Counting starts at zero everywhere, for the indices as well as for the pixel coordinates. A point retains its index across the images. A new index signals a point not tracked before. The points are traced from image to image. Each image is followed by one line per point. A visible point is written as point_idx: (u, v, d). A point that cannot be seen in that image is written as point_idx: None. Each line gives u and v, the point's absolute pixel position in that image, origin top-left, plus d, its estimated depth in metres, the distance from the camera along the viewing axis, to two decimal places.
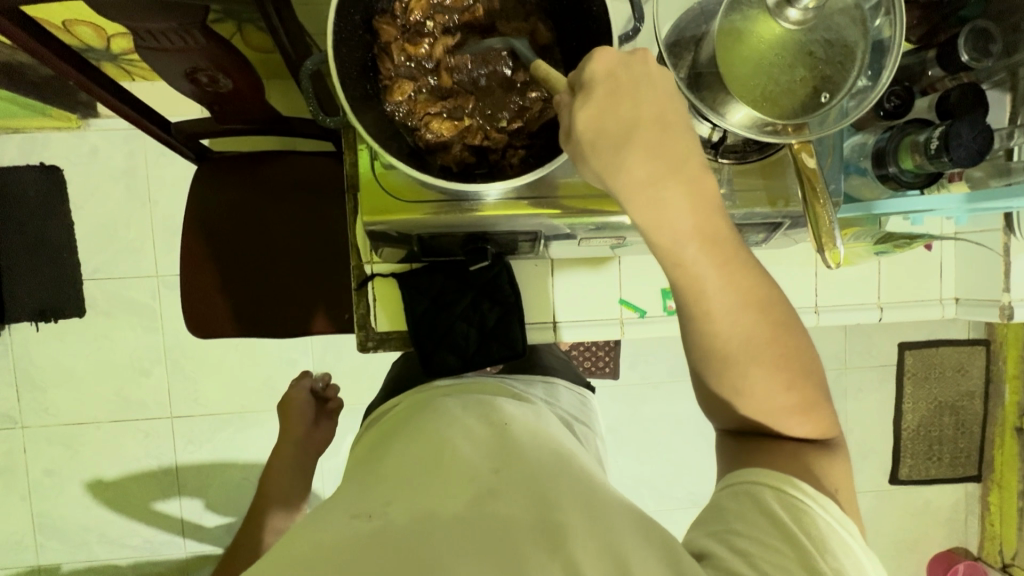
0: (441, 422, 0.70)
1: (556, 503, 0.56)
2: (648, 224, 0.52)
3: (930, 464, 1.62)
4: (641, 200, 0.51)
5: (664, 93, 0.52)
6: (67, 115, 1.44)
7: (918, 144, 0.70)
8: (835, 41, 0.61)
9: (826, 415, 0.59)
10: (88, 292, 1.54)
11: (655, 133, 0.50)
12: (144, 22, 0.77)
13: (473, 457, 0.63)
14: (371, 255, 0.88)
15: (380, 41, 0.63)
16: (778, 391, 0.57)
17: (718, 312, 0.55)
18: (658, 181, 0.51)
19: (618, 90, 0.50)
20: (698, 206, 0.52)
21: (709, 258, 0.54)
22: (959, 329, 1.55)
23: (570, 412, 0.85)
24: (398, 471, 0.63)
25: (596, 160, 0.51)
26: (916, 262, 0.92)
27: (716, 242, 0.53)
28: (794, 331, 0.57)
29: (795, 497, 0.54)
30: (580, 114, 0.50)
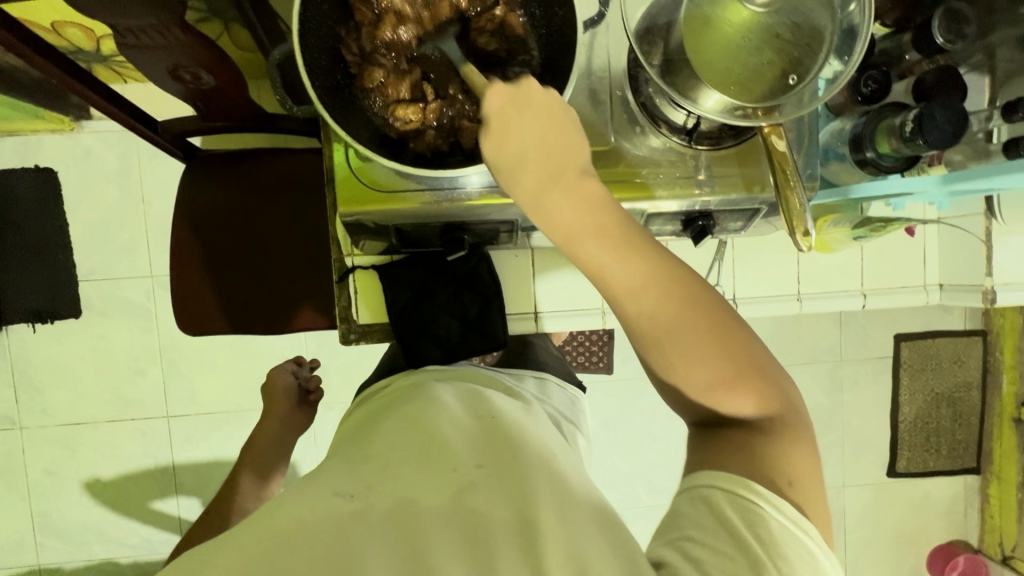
0: (428, 407, 0.70)
1: (536, 501, 0.56)
2: (543, 224, 0.58)
3: (928, 456, 1.61)
4: (536, 209, 0.57)
5: (550, 114, 0.57)
6: (60, 118, 1.46)
7: (893, 128, 0.71)
8: (804, 24, 0.61)
9: (771, 393, 0.56)
10: (83, 293, 1.56)
11: (542, 153, 0.56)
12: (125, 19, 0.78)
13: (459, 447, 0.63)
14: (352, 248, 0.88)
15: (348, 24, 0.62)
16: (716, 382, 0.55)
17: (629, 303, 0.56)
18: (543, 193, 0.57)
19: (506, 119, 0.55)
20: (579, 204, 0.57)
21: (611, 248, 0.56)
22: (955, 320, 1.54)
23: (558, 408, 0.84)
24: (383, 453, 0.63)
25: (503, 176, 0.58)
26: (899, 248, 0.92)
27: (613, 233, 0.56)
28: (733, 329, 0.56)
29: (748, 500, 0.51)
30: (484, 143, 0.57)
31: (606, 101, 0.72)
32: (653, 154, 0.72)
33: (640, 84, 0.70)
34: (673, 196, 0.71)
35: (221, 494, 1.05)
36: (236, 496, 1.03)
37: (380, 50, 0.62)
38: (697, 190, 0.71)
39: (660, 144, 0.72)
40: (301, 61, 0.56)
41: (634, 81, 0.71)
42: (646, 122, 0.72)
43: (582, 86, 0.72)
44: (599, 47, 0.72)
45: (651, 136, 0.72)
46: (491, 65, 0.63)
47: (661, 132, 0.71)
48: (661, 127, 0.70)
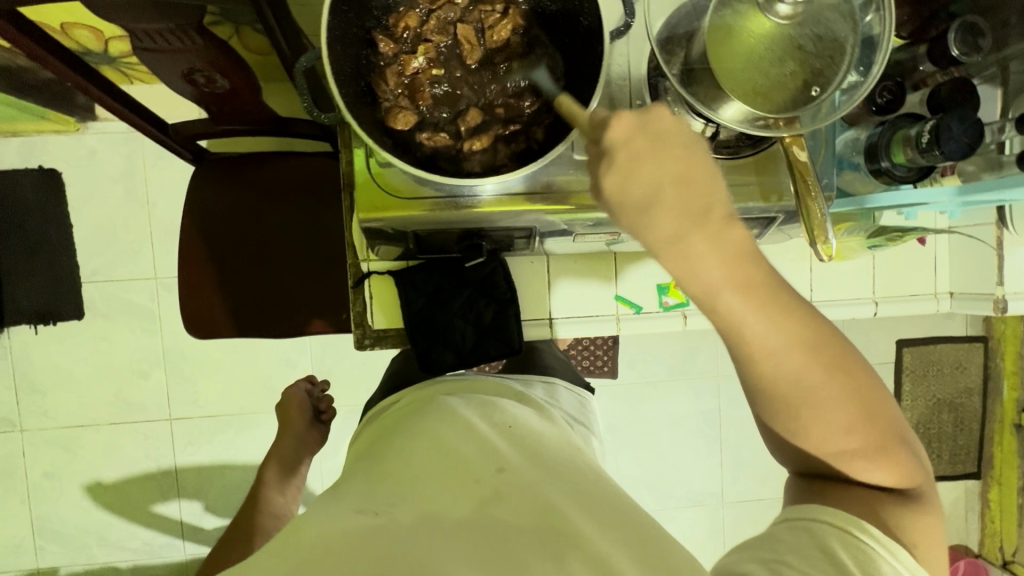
0: (443, 419, 0.71)
1: (560, 507, 0.57)
2: (682, 276, 0.49)
3: (930, 462, 1.62)
4: (671, 257, 0.48)
5: (687, 150, 0.48)
6: (65, 119, 1.45)
7: (909, 138, 0.71)
8: (824, 36, 0.61)
9: (907, 464, 0.54)
10: (87, 295, 1.54)
11: (682, 199, 0.47)
12: (142, 22, 0.78)
13: (478, 456, 0.63)
14: (367, 254, 0.88)
15: (376, 51, 0.63)
16: (843, 440, 0.52)
17: (774, 372, 0.50)
18: (684, 240, 0.47)
19: (637, 155, 0.47)
20: (730, 260, 0.48)
21: (758, 318, 0.49)
22: (958, 326, 1.55)
23: (570, 412, 0.84)
24: (404, 467, 0.63)
25: (627, 225, 0.49)
26: (911, 257, 0.93)
27: (758, 293, 0.49)
28: (881, 401, 0.52)
29: (858, 537, 0.52)
30: (605, 179, 0.49)
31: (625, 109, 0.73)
32: None
33: (658, 92, 0.70)
34: None
35: (239, 517, 1.01)
36: (258, 512, 1.01)
37: (407, 76, 0.64)
38: None
39: None
40: (329, 68, 0.57)
41: (654, 89, 0.71)
42: None
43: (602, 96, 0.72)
44: (618, 58, 0.72)
45: None
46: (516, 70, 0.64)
47: None
48: None
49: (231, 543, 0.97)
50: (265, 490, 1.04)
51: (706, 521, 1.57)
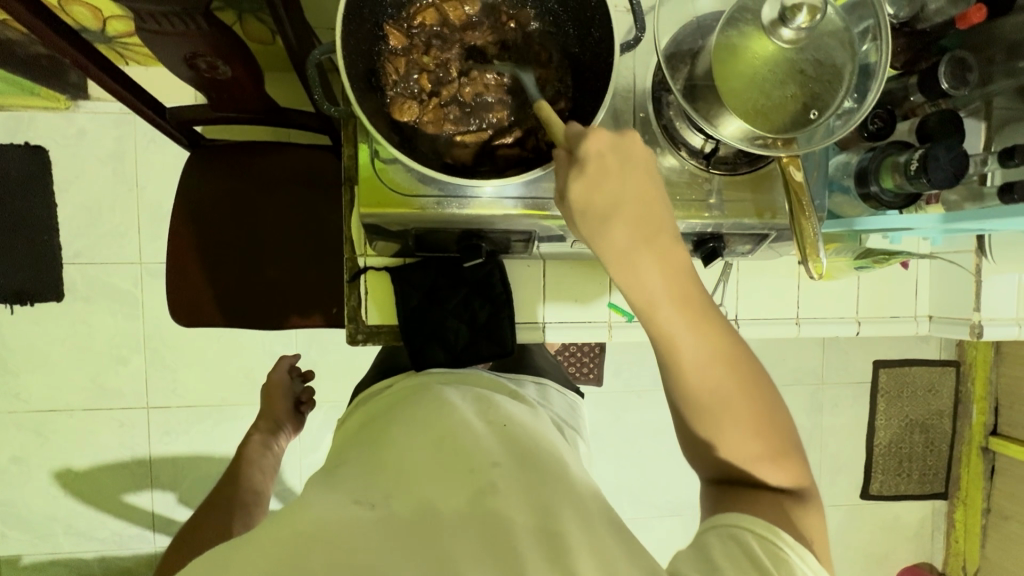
0: (439, 408, 0.71)
1: (557, 505, 0.58)
2: (629, 288, 0.59)
3: (900, 480, 1.67)
4: (620, 265, 0.58)
5: (649, 179, 0.57)
6: (56, 96, 1.42)
7: (898, 165, 0.74)
8: (825, 62, 0.63)
9: (801, 468, 0.59)
10: (67, 277, 1.51)
11: (636, 210, 0.57)
12: (146, 3, 0.76)
13: (475, 448, 0.64)
14: (365, 248, 0.88)
15: (386, 46, 0.63)
16: (747, 440, 0.59)
17: (696, 383, 0.59)
18: (634, 251, 0.57)
19: (605, 166, 0.55)
20: (669, 273, 0.58)
21: (685, 322, 0.59)
22: (932, 350, 1.60)
23: (560, 414, 0.86)
24: (399, 456, 0.63)
25: (586, 228, 0.58)
26: (894, 280, 0.96)
27: (691, 308, 0.59)
28: (769, 396, 0.60)
29: (778, 544, 0.53)
30: (574, 184, 0.56)
31: (629, 121, 0.74)
32: (670, 174, 0.74)
33: (662, 106, 0.73)
34: (685, 218, 0.73)
35: (219, 494, 0.98)
36: (239, 489, 0.99)
37: (415, 70, 0.64)
38: (708, 214, 0.73)
39: (677, 165, 0.74)
40: (342, 63, 0.56)
41: (656, 103, 0.73)
42: (665, 144, 0.74)
43: (607, 107, 0.73)
44: (625, 69, 0.74)
45: (669, 156, 0.74)
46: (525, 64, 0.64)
47: (679, 154, 0.72)
48: (680, 149, 0.72)
49: (210, 519, 0.92)
50: (248, 468, 1.03)
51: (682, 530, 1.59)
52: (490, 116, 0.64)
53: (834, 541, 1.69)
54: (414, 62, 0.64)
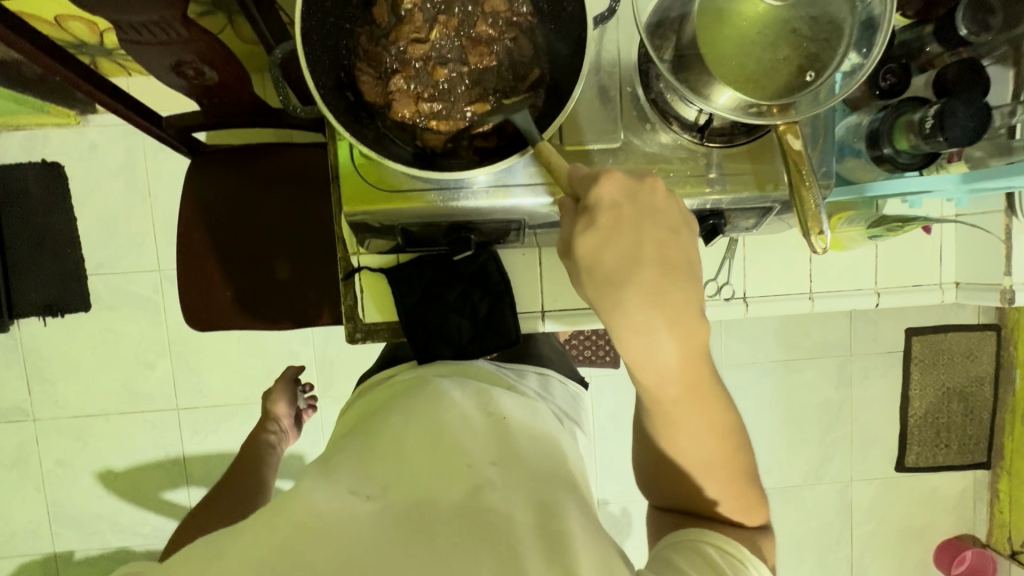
0: (435, 399, 0.71)
1: (556, 506, 0.58)
2: (635, 355, 0.53)
3: (938, 452, 1.61)
4: (631, 336, 0.52)
5: (665, 233, 0.53)
6: (66, 112, 1.45)
7: (913, 124, 0.68)
8: (821, 17, 0.59)
9: (763, 510, 0.61)
10: (93, 287, 1.57)
11: (658, 276, 0.51)
12: (127, 15, 0.76)
13: (472, 443, 0.64)
14: (357, 247, 0.87)
15: (358, 28, 0.61)
16: (724, 492, 0.59)
17: (684, 441, 0.58)
18: (651, 323, 0.51)
19: (618, 218, 0.53)
20: (688, 355, 0.53)
21: (690, 405, 0.56)
22: (969, 314, 1.52)
23: (562, 406, 0.85)
24: (395, 447, 0.64)
25: (593, 285, 0.53)
26: (916, 247, 0.89)
27: (700, 387, 0.55)
28: (747, 458, 0.60)
29: (738, 559, 0.55)
30: (581, 236, 0.53)
31: (617, 97, 0.70)
32: (664, 150, 0.70)
33: (650, 79, 0.69)
34: (684, 194, 0.70)
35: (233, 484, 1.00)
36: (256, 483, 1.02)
37: (388, 55, 0.61)
38: (708, 189, 0.70)
39: (670, 140, 0.70)
40: (304, 62, 0.54)
41: (644, 76, 0.69)
42: (656, 119, 0.70)
43: (585, 84, 0.70)
44: (609, 43, 0.70)
45: (662, 132, 0.70)
46: (501, 44, 0.61)
47: (672, 128, 0.69)
48: (672, 123, 0.69)
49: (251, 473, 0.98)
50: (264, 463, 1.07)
51: None
52: (464, 103, 0.61)
53: (867, 515, 1.65)
54: (387, 38, 0.61)
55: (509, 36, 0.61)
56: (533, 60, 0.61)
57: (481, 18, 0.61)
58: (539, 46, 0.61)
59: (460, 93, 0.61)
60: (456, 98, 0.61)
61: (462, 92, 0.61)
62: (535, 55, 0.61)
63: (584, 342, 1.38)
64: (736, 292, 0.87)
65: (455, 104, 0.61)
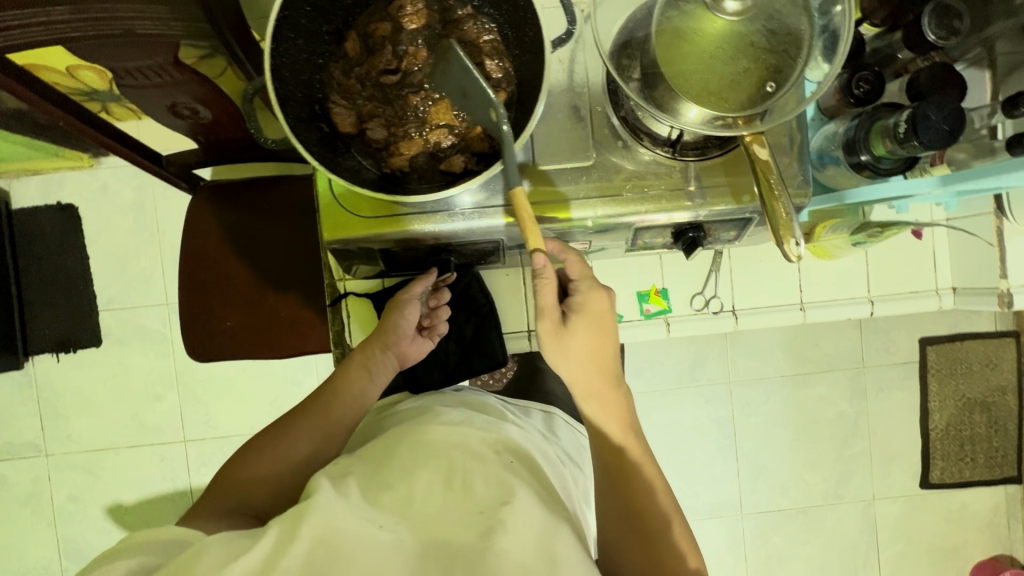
0: (445, 434, 0.70)
1: (560, 557, 0.56)
2: (567, 369, 0.66)
3: (964, 466, 1.54)
4: (563, 355, 0.66)
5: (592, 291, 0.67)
6: (80, 155, 1.52)
7: (887, 129, 0.68)
8: (779, 30, 0.59)
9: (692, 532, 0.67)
10: (104, 323, 1.61)
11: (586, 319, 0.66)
12: (123, 61, 0.80)
13: (483, 483, 0.63)
14: (342, 274, 0.88)
15: (331, 62, 0.63)
16: (654, 504, 0.66)
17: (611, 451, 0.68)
18: (578, 347, 0.65)
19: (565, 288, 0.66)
20: (602, 369, 0.67)
21: (604, 409, 0.67)
22: (985, 322, 1.48)
23: (566, 448, 0.85)
24: (407, 482, 0.63)
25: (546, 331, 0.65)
26: (906, 252, 0.88)
27: (611, 398, 0.67)
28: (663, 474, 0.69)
29: None
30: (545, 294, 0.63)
31: (587, 116, 0.72)
32: (641, 168, 0.71)
33: (619, 98, 0.69)
34: (660, 209, 0.70)
35: None
36: None
37: (360, 87, 0.63)
38: (688, 202, 0.70)
39: (645, 157, 0.71)
40: (274, 96, 0.56)
41: (614, 95, 0.70)
42: (628, 136, 0.71)
43: (544, 107, 0.71)
44: (577, 65, 0.72)
45: (635, 149, 0.71)
46: (469, 70, 0.63)
47: (644, 144, 0.69)
48: (644, 140, 0.69)
49: (255, 441, 0.73)
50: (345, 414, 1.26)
51: (725, 535, 1.56)
52: (432, 128, 0.63)
53: (892, 535, 1.57)
54: (359, 71, 0.63)
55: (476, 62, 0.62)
56: (500, 86, 0.63)
57: (449, 47, 0.63)
58: (505, 71, 0.63)
59: (429, 120, 0.63)
60: (425, 126, 0.63)
61: (431, 119, 0.63)
62: (503, 80, 0.63)
63: None
64: (723, 305, 0.86)
65: (423, 130, 0.63)
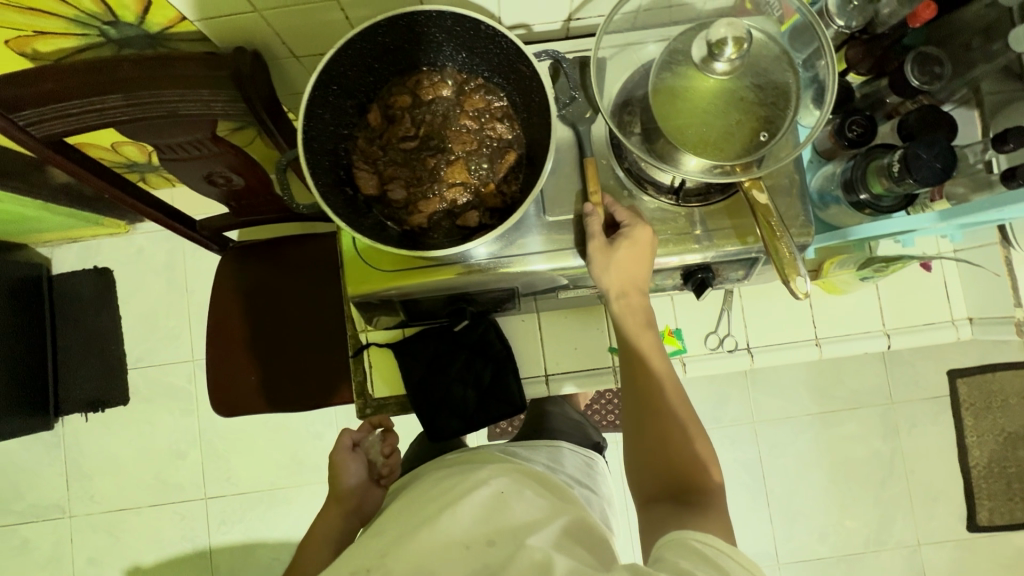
0: (440, 484, 0.68)
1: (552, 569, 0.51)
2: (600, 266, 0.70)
3: (1013, 506, 1.47)
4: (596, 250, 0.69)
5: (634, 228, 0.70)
6: (117, 222, 1.62)
7: (883, 168, 0.71)
8: (767, 84, 0.63)
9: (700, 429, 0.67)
10: (132, 381, 1.66)
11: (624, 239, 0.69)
12: (168, 137, 0.88)
13: (469, 520, 0.60)
14: (365, 324, 0.90)
15: (355, 133, 0.69)
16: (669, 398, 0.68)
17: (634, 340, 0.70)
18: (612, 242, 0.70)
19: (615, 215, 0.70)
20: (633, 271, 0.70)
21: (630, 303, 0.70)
22: (1016, 352, 1.46)
23: (574, 475, 0.83)
24: (394, 529, 0.62)
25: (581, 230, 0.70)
26: (917, 284, 0.88)
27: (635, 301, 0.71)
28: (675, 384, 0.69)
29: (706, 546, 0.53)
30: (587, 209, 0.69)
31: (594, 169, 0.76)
32: (649, 215, 0.74)
33: (623, 151, 0.73)
34: (671, 252, 0.73)
35: None
36: None
37: (380, 153, 0.69)
38: (696, 245, 0.73)
39: (650, 204, 0.74)
40: (305, 164, 0.60)
41: (617, 149, 0.74)
42: (633, 185, 0.74)
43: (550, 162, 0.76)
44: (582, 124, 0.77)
45: (640, 197, 0.75)
46: (479, 135, 0.68)
47: (648, 193, 0.73)
48: (648, 188, 0.73)
49: None
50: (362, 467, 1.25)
51: None
52: (448, 187, 0.67)
53: None
54: (380, 140, 0.69)
55: (487, 127, 0.68)
56: (509, 147, 0.68)
57: (461, 115, 0.69)
58: (514, 134, 0.68)
59: (443, 180, 0.67)
60: (441, 186, 0.67)
61: (446, 179, 0.67)
62: (512, 142, 0.68)
63: (606, 407, 1.36)
64: (739, 343, 0.87)
65: (439, 189, 0.67)
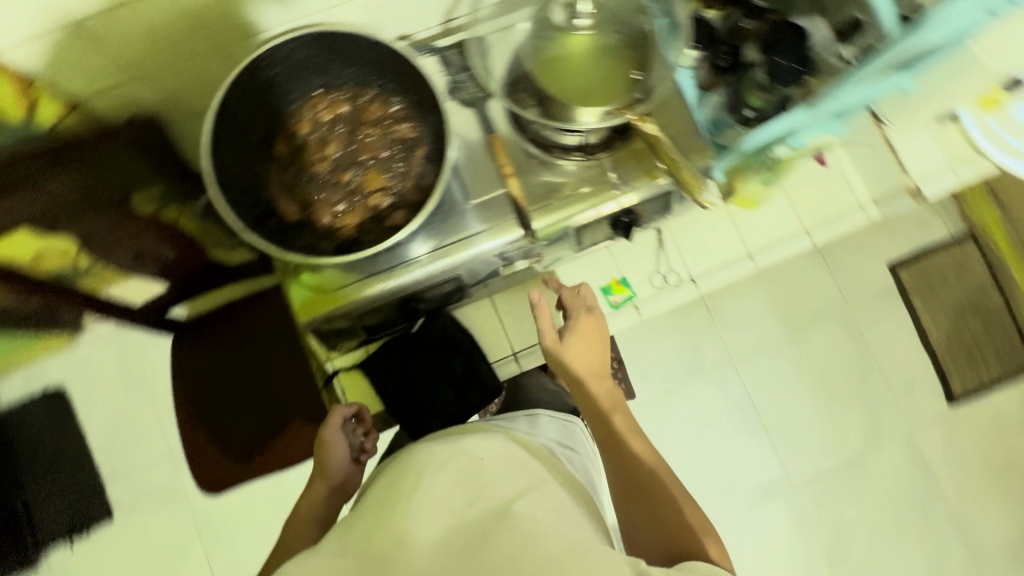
0: (418, 456, 0.67)
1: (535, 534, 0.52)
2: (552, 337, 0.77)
3: (981, 370, 1.57)
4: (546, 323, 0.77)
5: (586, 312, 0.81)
6: (57, 338, 1.46)
7: (753, 85, 0.81)
8: (627, 38, 0.73)
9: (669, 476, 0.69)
10: (99, 504, 1.48)
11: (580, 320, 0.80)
12: (83, 228, 0.88)
13: (449, 488, 0.60)
14: (328, 352, 0.88)
15: (264, 165, 0.70)
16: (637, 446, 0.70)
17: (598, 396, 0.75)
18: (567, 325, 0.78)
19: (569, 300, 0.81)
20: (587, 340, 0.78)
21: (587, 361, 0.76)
22: (940, 230, 1.59)
23: (555, 438, 0.84)
24: (372, 507, 0.61)
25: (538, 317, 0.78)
26: (819, 178, 0.94)
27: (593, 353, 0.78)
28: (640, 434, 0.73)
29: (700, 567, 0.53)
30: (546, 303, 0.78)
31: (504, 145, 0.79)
32: (566, 174, 0.78)
33: (523, 125, 0.79)
34: (597, 203, 0.75)
35: None
36: None
37: (294, 180, 0.71)
38: (616, 191, 0.75)
39: (564, 164, 0.78)
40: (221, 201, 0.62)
41: (517, 124, 0.79)
42: (541, 153, 0.79)
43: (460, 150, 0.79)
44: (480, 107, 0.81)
45: (551, 161, 0.79)
46: (383, 138, 0.71)
47: (556, 154, 0.78)
48: (555, 151, 0.78)
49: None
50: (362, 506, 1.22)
51: (785, 513, 1.52)
52: (367, 193, 0.71)
53: (944, 460, 1.55)
54: (292, 166, 0.71)
55: (388, 129, 0.71)
56: (412, 139, 0.71)
57: (361, 125, 0.72)
58: (412, 126, 0.71)
59: (361, 189, 0.71)
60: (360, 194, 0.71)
61: (363, 187, 0.71)
62: (413, 133, 0.71)
63: None
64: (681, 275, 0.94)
65: (359, 198, 0.71)
